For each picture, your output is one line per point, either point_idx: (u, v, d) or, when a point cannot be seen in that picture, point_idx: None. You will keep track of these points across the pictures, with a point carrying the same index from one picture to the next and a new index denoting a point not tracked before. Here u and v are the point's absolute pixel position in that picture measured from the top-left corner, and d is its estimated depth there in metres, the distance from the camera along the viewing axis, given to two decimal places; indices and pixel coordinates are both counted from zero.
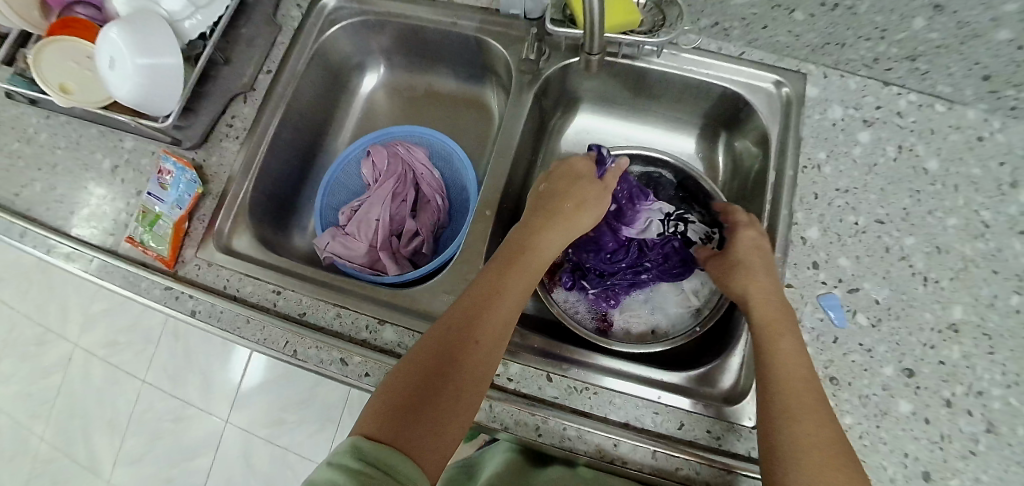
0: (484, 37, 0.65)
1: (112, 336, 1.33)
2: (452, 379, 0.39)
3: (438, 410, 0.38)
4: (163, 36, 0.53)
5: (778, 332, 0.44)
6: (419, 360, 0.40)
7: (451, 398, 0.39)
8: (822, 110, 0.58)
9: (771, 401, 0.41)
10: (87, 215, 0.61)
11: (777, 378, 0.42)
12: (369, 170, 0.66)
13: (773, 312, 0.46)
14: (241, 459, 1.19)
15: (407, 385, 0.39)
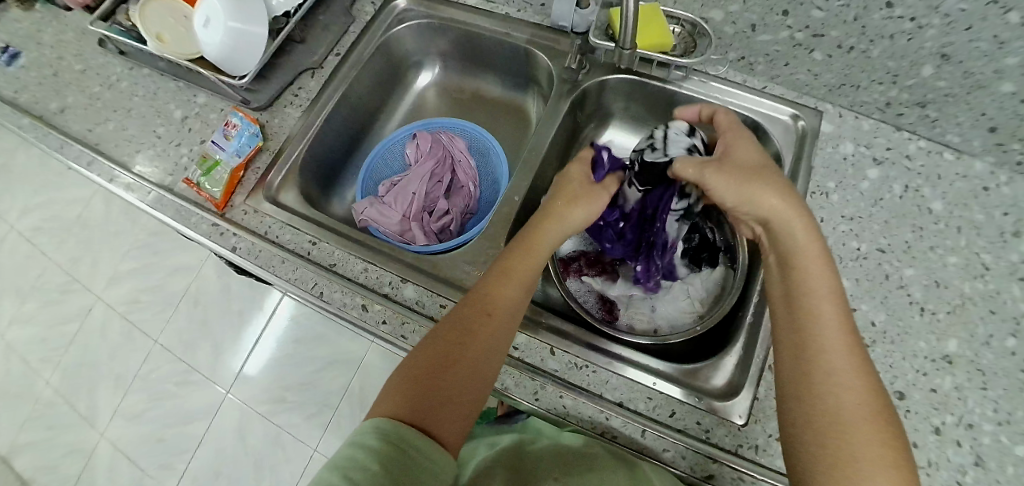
0: (532, 48, 0.72)
1: (132, 294, 1.39)
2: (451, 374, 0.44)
3: (456, 387, 0.44)
4: (255, 7, 0.63)
5: (815, 272, 0.43)
6: (433, 348, 0.46)
7: (469, 374, 0.45)
8: (834, 145, 0.62)
9: (819, 365, 0.39)
10: (152, 155, 0.68)
11: (822, 341, 0.40)
12: (413, 151, 0.73)
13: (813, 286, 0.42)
14: (235, 432, 1.22)
15: (428, 369, 0.44)
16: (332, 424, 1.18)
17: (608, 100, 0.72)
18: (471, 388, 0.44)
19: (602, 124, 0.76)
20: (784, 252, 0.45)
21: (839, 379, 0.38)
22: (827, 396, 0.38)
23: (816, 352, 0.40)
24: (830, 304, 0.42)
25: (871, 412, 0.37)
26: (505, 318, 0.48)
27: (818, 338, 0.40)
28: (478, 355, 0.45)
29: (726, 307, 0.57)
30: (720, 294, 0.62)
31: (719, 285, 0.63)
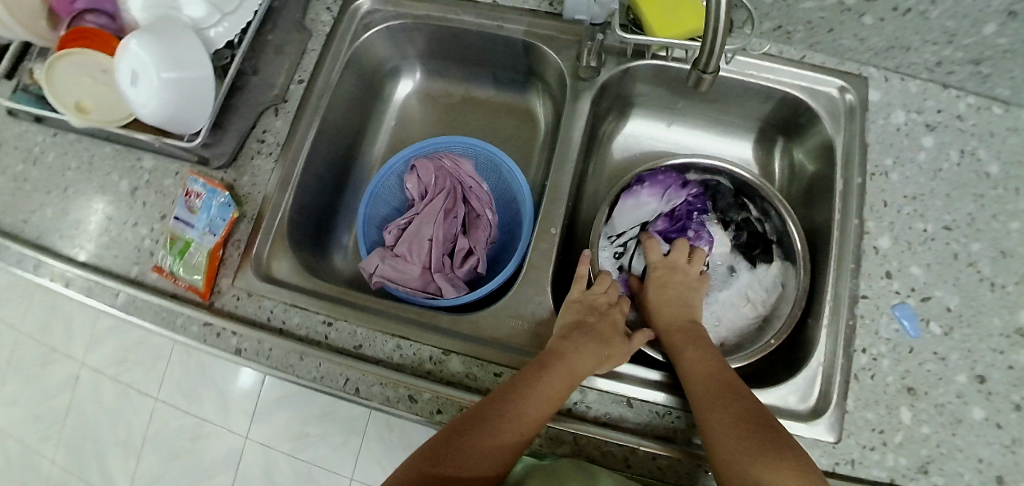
0: (533, 42, 0.58)
1: None
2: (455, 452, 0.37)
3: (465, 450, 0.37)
4: (190, 44, 0.49)
5: (696, 346, 0.48)
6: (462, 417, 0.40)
7: (488, 444, 0.38)
8: (886, 115, 0.56)
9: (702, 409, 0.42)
10: (108, 243, 0.56)
11: (698, 387, 0.44)
12: (414, 185, 0.59)
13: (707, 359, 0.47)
14: None
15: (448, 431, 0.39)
16: (363, 450, 0.99)
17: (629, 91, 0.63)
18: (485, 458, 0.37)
19: (623, 116, 0.68)
20: (674, 346, 0.50)
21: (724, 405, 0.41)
22: (715, 428, 0.40)
23: (706, 395, 0.43)
24: (706, 362, 0.46)
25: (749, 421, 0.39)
26: (541, 401, 0.41)
27: (702, 386, 0.44)
28: (503, 421, 0.39)
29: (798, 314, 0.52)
30: (783, 292, 0.57)
31: (778, 281, 0.58)
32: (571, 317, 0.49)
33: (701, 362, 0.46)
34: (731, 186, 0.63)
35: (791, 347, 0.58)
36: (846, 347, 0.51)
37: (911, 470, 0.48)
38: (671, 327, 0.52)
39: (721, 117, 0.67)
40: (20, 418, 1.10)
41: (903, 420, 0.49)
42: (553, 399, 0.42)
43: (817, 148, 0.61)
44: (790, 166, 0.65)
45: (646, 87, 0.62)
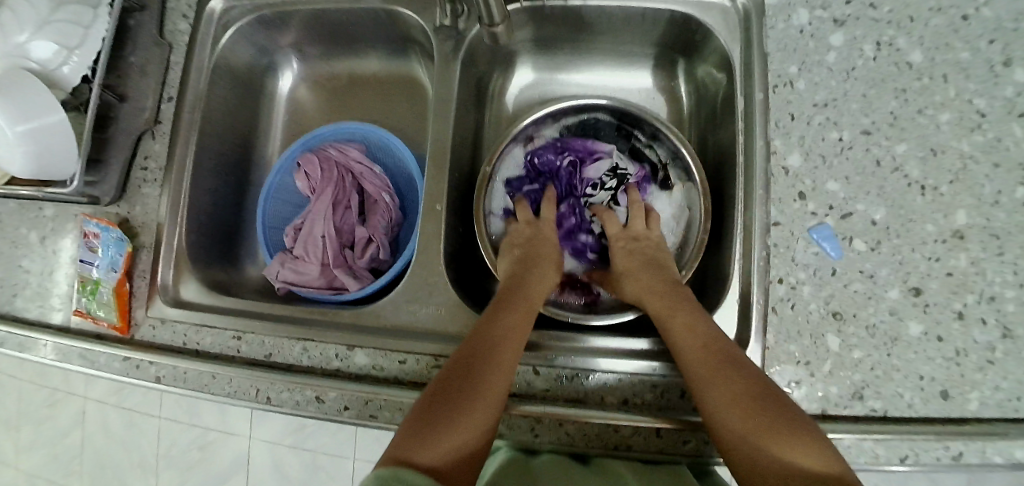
0: (392, 7, 0.58)
1: None
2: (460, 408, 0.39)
3: (453, 419, 0.38)
4: (32, 88, 0.47)
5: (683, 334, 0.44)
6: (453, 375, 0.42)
7: (466, 405, 0.39)
8: (786, 17, 0.52)
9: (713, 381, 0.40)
10: (30, 294, 0.58)
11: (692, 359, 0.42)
12: (304, 182, 0.62)
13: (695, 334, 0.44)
14: (274, 474, 1.05)
15: (431, 406, 0.40)
16: (361, 435, 1.03)
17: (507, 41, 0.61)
18: (474, 420, 0.39)
19: (512, 67, 0.66)
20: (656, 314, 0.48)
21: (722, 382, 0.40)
22: (713, 404, 0.40)
23: (710, 367, 0.41)
24: (693, 329, 0.44)
25: (752, 396, 0.39)
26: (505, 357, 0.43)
27: (700, 361, 0.42)
28: (477, 388, 0.40)
29: (700, 242, 0.52)
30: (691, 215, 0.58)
31: (683, 204, 0.59)
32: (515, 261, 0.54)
33: (691, 334, 0.44)
34: (611, 119, 0.61)
35: (713, 284, 0.55)
36: (762, 280, 0.48)
37: (844, 398, 0.45)
38: (677, 326, 0.45)
39: (620, 50, 0.64)
40: (47, 458, 1.17)
41: (831, 347, 0.46)
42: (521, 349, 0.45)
43: (718, 66, 0.57)
44: (696, 88, 0.62)
45: (528, 34, 0.62)
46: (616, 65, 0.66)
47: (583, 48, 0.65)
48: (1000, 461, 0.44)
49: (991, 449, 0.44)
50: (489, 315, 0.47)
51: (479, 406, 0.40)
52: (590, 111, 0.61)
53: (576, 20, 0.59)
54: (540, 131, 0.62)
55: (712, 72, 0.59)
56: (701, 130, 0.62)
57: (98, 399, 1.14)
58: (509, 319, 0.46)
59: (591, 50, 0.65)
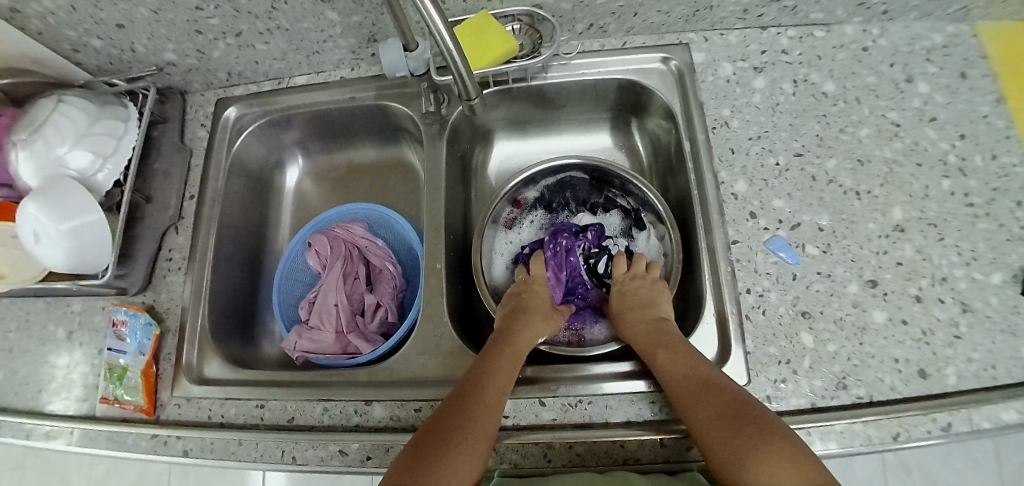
0: (383, 101, 0.68)
1: None
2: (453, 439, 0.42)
3: (443, 455, 0.40)
4: (77, 194, 0.54)
5: (682, 369, 0.47)
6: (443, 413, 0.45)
7: (468, 436, 0.42)
8: (713, 71, 0.62)
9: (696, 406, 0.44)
10: (56, 387, 0.60)
11: (680, 395, 0.45)
12: (315, 259, 0.70)
13: (684, 370, 0.47)
14: None
15: (416, 450, 0.41)
16: None
17: (483, 120, 0.71)
18: (465, 454, 0.41)
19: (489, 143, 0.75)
20: (648, 356, 0.51)
21: (706, 412, 0.43)
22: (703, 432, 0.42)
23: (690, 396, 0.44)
24: (682, 368, 0.47)
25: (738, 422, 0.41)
26: (496, 387, 0.47)
27: (694, 396, 0.44)
28: (478, 421, 0.43)
29: (679, 271, 0.59)
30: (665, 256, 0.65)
31: (657, 244, 0.66)
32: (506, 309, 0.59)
33: (687, 372, 0.46)
34: (584, 175, 0.69)
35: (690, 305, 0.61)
36: (732, 292, 0.53)
37: (829, 390, 0.48)
38: (677, 361, 0.48)
39: (584, 119, 0.73)
40: None
41: (807, 344, 0.50)
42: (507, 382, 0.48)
43: (664, 119, 0.66)
44: (650, 142, 0.71)
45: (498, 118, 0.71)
46: (580, 132, 0.75)
47: (552, 121, 0.74)
48: (988, 426, 0.47)
49: (976, 415, 0.47)
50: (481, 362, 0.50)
51: (466, 451, 0.41)
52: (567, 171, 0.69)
53: (541, 98, 0.68)
54: (522, 193, 0.71)
55: (660, 124, 0.67)
56: (660, 174, 0.70)
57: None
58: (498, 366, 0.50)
59: (557, 124, 0.74)
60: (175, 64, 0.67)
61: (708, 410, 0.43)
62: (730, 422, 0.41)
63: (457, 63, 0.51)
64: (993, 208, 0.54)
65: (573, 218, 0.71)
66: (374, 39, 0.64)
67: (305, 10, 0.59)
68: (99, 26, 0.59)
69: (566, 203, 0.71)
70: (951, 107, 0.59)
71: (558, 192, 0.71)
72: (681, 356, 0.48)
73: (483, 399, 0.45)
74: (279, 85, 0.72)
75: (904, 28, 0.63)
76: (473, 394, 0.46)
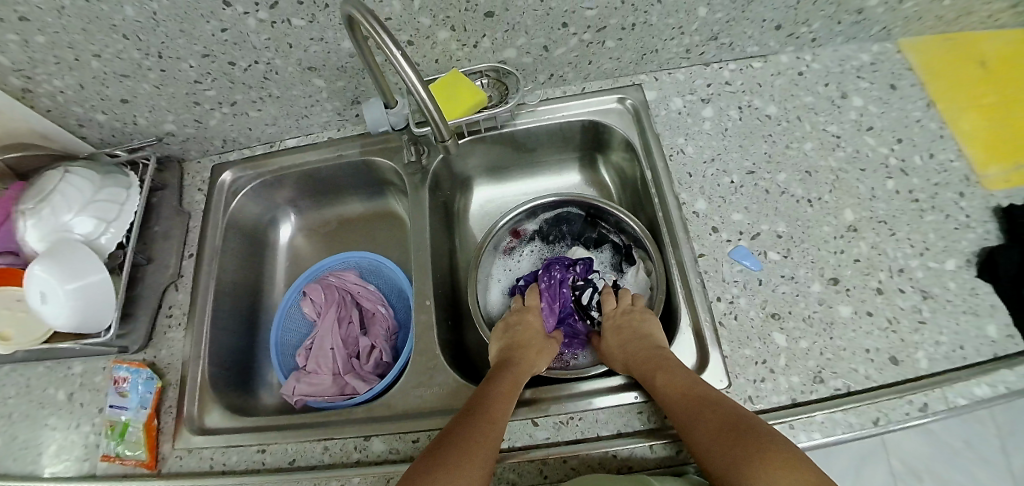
0: (369, 157, 0.73)
1: None
2: (458, 453, 0.43)
3: (449, 468, 0.41)
4: (85, 257, 0.57)
5: (678, 383, 0.48)
6: (448, 432, 0.46)
7: (475, 455, 0.43)
8: (665, 105, 0.68)
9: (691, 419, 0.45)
10: (55, 450, 0.60)
11: (675, 409, 0.46)
12: (311, 307, 0.72)
13: (681, 383, 0.48)
14: None
15: (422, 465, 0.42)
16: None
17: (462, 166, 0.76)
18: (471, 467, 0.42)
19: (470, 185, 0.80)
20: (642, 375, 0.51)
21: (703, 422, 0.44)
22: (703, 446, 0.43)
23: (684, 409, 0.46)
24: (677, 383, 0.48)
25: (733, 433, 0.42)
26: (500, 408, 0.48)
27: (691, 408, 0.45)
28: (484, 440, 0.45)
29: (660, 300, 0.60)
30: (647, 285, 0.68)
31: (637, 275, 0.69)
32: (505, 339, 0.60)
33: (681, 384, 0.48)
34: (580, 211, 0.73)
35: (669, 322, 0.63)
36: (704, 301, 0.56)
37: (807, 384, 0.50)
38: (672, 376, 0.49)
39: (554, 159, 0.79)
40: None
41: (780, 343, 0.53)
42: (508, 403, 0.50)
43: (624, 151, 0.72)
44: (617, 173, 0.76)
45: (476, 162, 0.76)
46: (552, 172, 0.80)
47: (528, 162, 0.79)
48: (963, 403, 0.49)
49: (950, 393, 0.49)
50: (484, 387, 0.52)
51: (471, 464, 0.42)
52: (564, 206, 0.73)
53: (513, 143, 0.74)
54: (523, 225, 0.75)
55: (623, 157, 0.73)
56: (630, 203, 0.75)
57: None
58: (499, 388, 0.51)
59: (530, 164, 0.79)
60: (174, 134, 0.72)
61: (707, 422, 0.44)
62: (726, 430, 0.42)
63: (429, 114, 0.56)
64: (936, 201, 0.59)
65: (568, 251, 0.74)
66: (357, 101, 0.70)
67: (294, 78, 0.64)
68: (104, 103, 0.65)
69: (563, 236, 0.75)
70: (885, 116, 0.65)
71: (555, 226, 0.75)
72: (675, 371, 0.50)
73: (489, 420, 0.47)
74: (272, 148, 0.77)
75: (833, 52, 0.70)
76: (479, 414, 0.47)
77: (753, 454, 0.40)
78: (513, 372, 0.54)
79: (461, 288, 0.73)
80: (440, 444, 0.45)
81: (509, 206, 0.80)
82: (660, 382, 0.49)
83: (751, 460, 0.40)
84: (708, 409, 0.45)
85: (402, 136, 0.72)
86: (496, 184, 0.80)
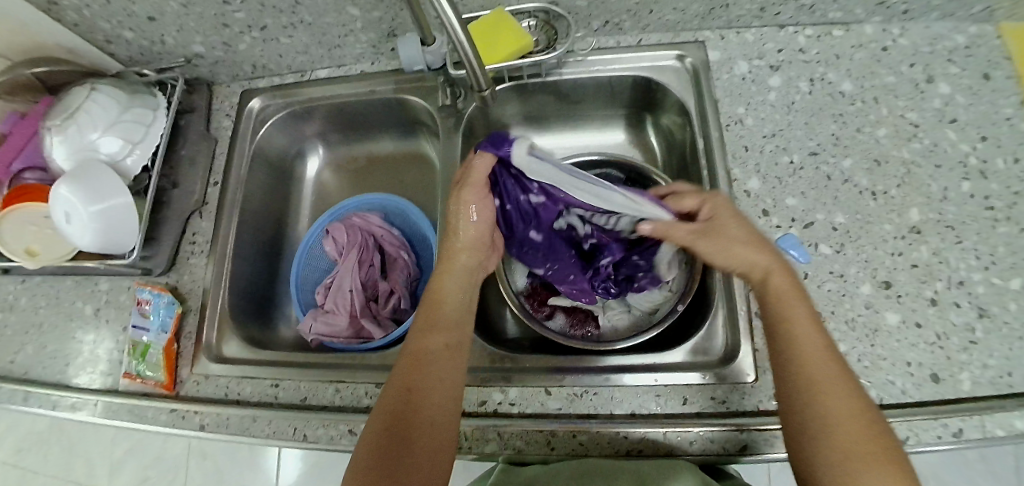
0: (402, 95, 0.70)
1: None
2: (412, 430, 0.41)
3: (410, 449, 0.40)
4: (109, 178, 0.57)
5: (805, 330, 0.42)
6: (388, 408, 0.43)
7: (428, 426, 0.42)
8: (728, 69, 0.62)
9: (818, 400, 0.38)
10: (82, 362, 0.62)
11: (807, 363, 0.40)
12: (332, 246, 0.71)
13: (817, 339, 0.41)
14: None
15: (376, 450, 0.40)
16: None
17: (499, 114, 0.72)
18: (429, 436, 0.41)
19: None
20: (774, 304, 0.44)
21: (838, 399, 0.38)
22: (819, 419, 0.38)
23: (810, 384, 0.39)
24: (814, 339, 0.41)
25: (865, 423, 0.37)
26: (448, 377, 0.45)
27: (824, 376, 0.39)
28: (426, 408, 0.43)
29: (694, 281, 0.57)
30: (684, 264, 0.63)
31: None
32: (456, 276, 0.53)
33: (810, 334, 0.42)
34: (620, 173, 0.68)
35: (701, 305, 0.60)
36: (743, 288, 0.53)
37: None
38: (802, 317, 0.43)
39: (596, 116, 0.74)
40: None
41: None
42: (448, 355, 0.46)
43: (678, 113, 0.67)
44: (665, 137, 0.71)
45: (511, 112, 0.72)
46: (594, 128, 0.76)
47: (569, 116, 0.74)
48: (1001, 434, 0.45)
49: (991, 422, 0.45)
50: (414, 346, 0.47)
51: (427, 435, 0.41)
52: (603, 167, 0.69)
53: (555, 93, 0.69)
54: None
55: (674, 119, 0.68)
56: (675, 171, 0.70)
57: (61, 477, 0.99)
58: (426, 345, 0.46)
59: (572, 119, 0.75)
60: (202, 56, 0.69)
61: (841, 402, 0.38)
62: (863, 420, 0.37)
63: (462, 53, 0.51)
64: (1014, 212, 0.53)
65: None
66: (393, 34, 0.66)
67: (327, 5, 0.60)
68: (132, 18, 0.62)
69: None
70: (972, 109, 0.58)
71: None
72: (812, 328, 0.42)
73: (423, 383, 0.44)
74: (303, 77, 0.74)
75: (925, 28, 0.63)
76: (412, 383, 0.44)
77: (878, 454, 0.35)
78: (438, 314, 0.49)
79: None
80: (385, 423, 0.42)
81: None
82: (795, 321, 0.42)
83: (863, 457, 0.35)
84: (841, 386, 0.39)
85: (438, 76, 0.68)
86: (534, 133, 0.76)
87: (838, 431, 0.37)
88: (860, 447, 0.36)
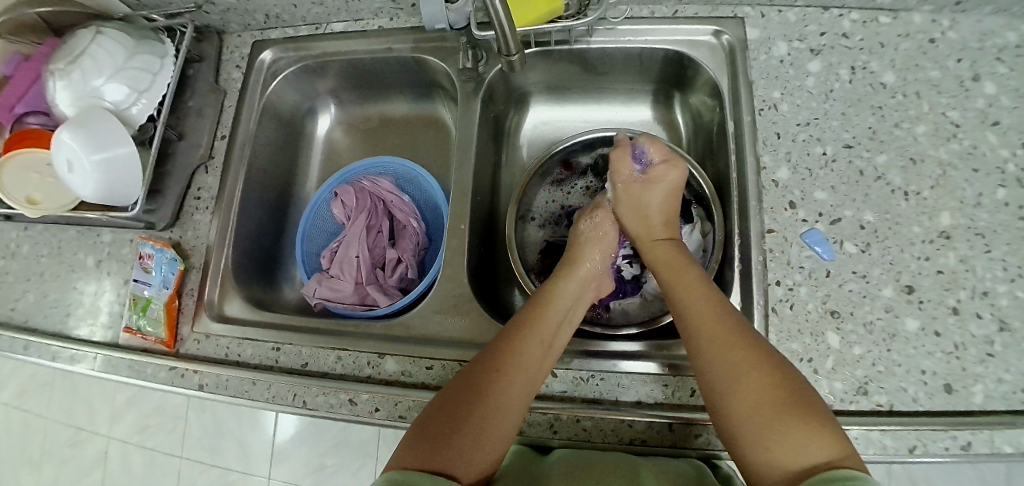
0: (421, 55, 0.67)
1: (38, 454, 1.02)
2: (477, 417, 0.41)
3: (464, 432, 0.40)
4: (112, 127, 0.54)
5: (695, 319, 0.44)
6: (460, 389, 0.43)
7: (492, 420, 0.41)
8: (766, 50, 0.59)
9: (733, 388, 0.40)
10: (83, 313, 0.62)
11: (707, 351, 0.42)
12: (340, 210, 0.69)
13: (716, 329, 0.43)
14: None
15: (439, 424, 0.41)
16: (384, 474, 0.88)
17: (521, 81, 0.70)
18: (490, 429, 0.41)
19: (524, 107, 0.74)
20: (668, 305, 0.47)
21: (755, 381, 0.39)
22: (742, 408, 0.39)
23: (723, 371, 0.41)
24: (709, 327, 0.43)
25: (790, 403, 0.37)
26: (525, 377, 0.44)
27: (725, 358, 0.41)
28: (496, 399, 0.42)
29: (711, 271, 0.55)
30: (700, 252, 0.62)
31: (696, 240, 0.63)
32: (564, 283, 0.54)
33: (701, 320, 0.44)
34: None
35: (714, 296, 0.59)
36: (761, 282, 0.52)
37: (849, 393, 0.47)
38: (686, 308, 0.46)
39: (621, 90, 0.72)
40: None
41: (832, 343, 0.49)
42: (533, 353, 0.45)
43: (709, 94, 0.64)
44: (692, 118, 0.69)
45: (535, 79, 0.70)
46: (617, 103, 0.73)
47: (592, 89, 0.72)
48: (1009, 450, 0.45)
49: (999, 437, 0.45)
50: (507, 333, 0.47)
51: (492, 431, 0.41)
52: None
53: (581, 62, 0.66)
54: (577, 157, 0.69)
55: (704, 100, 0.65)
56: (700, 154, 0.68)
57: (64, 420, 1.00)
58: (515, 339, 0.46)
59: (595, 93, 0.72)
60: (213, 2, 0.66)
61: (759, 386, 0.39)
62: (789, 401, 0.37)
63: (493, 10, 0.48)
64: None
65: None
66: None
67: None
68: None
69: None
70: (1016, 112, 0.55)
71: None
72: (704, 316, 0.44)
73: (499, 370, 0.43)
74: (317, 30, 0.70)
75: (977, 22, 0.59)
76: (491, 369, 0.44)
77: (800, 431, 0.36)
78: (534, 311, 0.49)
79: (499, 219, 0.70)
80: (452, 402, 0.42)
81: (566, 132, 0.74)
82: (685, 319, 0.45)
83: (784, 438, 0.36)
84: (759, 369, 0.40)
85: (460, 38, 0.65)
86: (556, 104, 0.74)
87: (760, 417, 0.38)
88: (780, 428, 0.36)
